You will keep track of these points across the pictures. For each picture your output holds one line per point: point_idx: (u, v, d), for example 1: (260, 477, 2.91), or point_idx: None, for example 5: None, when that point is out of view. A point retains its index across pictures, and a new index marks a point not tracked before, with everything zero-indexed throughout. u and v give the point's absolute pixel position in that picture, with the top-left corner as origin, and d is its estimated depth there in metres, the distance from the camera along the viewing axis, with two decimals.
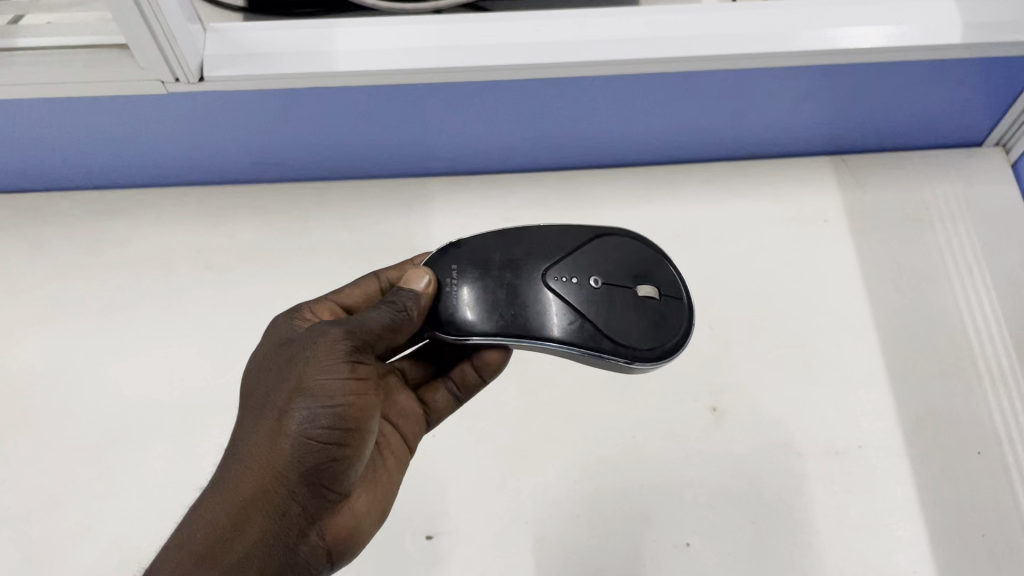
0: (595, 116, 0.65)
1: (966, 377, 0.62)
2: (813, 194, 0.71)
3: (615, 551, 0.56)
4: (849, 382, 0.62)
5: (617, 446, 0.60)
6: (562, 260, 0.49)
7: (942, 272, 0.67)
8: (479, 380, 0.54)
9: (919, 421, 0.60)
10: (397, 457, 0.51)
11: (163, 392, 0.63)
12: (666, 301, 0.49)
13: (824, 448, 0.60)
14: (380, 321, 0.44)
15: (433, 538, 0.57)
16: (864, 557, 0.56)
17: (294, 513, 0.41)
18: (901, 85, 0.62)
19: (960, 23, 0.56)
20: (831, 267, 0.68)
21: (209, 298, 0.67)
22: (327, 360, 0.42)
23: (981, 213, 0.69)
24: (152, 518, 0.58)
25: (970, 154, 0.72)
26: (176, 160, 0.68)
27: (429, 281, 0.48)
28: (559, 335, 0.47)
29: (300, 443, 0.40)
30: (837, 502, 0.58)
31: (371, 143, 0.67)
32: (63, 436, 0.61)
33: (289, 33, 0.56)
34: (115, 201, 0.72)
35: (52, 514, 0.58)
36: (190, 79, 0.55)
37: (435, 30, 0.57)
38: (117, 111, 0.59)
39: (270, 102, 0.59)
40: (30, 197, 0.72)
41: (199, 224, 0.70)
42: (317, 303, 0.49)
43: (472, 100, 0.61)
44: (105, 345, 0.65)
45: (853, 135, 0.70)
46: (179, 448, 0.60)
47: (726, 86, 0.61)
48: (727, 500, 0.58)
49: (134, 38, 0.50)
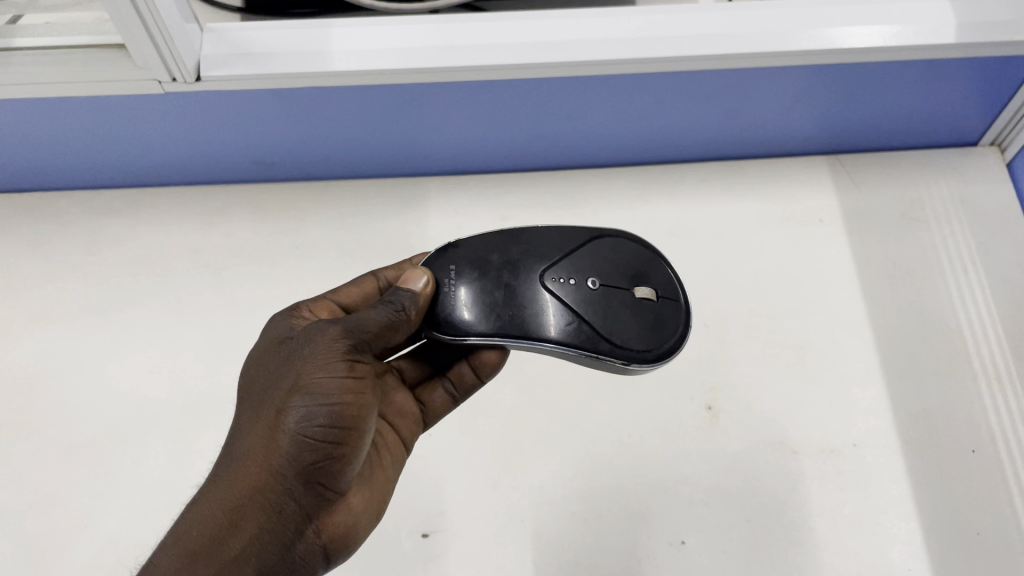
0: (592, 115, 0.65)
1: (960, 375, 0.62)
2: (808, 193, 0.71)
3: (612, 549, 0.56)
4: (845, 381, 0.62)
5: (614, 444, 0.60)
6: (560, 260, 0.49)
7: (937, 271, 0.67)
8: (476, 380, 0.54)
9: (914, 419, 0.60)
10: (395, 456, 0.51)
11: (160, 391, 0.63)
12: (664, 303, 0.49)
13: (820, 446, 0.60)
14: (378, 321, 0.44)
15: (428, 536, 0.57)
16: (859, 554, 0.56)
17: (290, 511, 0.41)
18: (896, 84, 0.62)
19: (954, 22, 0.56)
20: (826, 266, 0.68)
21: (206, 297, 0.67)
22: (324, 358, 0.42)
23: (977, 212, 0.70)
24: (149, 516, 0.58)
25: (966, 154, 0.73)
26: (174, 160, 0.68)
27: (427, 281, 0.48)
28: (556, 336, 0.47)
29: (297, 441, 0.40)
30: (832, 500, 0.58)
31: (368, 143, 0.68)
32: (61, 435, 0.61)
33: (287, 33, 0.56)
34: (114, 200, 0.72)
35: (49, 513, 0.58)
36: (187, 79, 0.55)
37: (432, 29, 0.57)
38: (114, 110, 0.59)
39: (267, 101, 0.59)
40: (28, 196, 0.72)
41: (196, 224, 0.70)
42: (316, 302, 0.49)
43: (469, 100, 0.62)
44: (102, 344, 0.65)
45: (848, 135, 0.71)
46: (176, 447, 0.60)
47: (722, 85, 0.61)
48: (722, 498, 0.58)
49: (131, 38, 0.50)
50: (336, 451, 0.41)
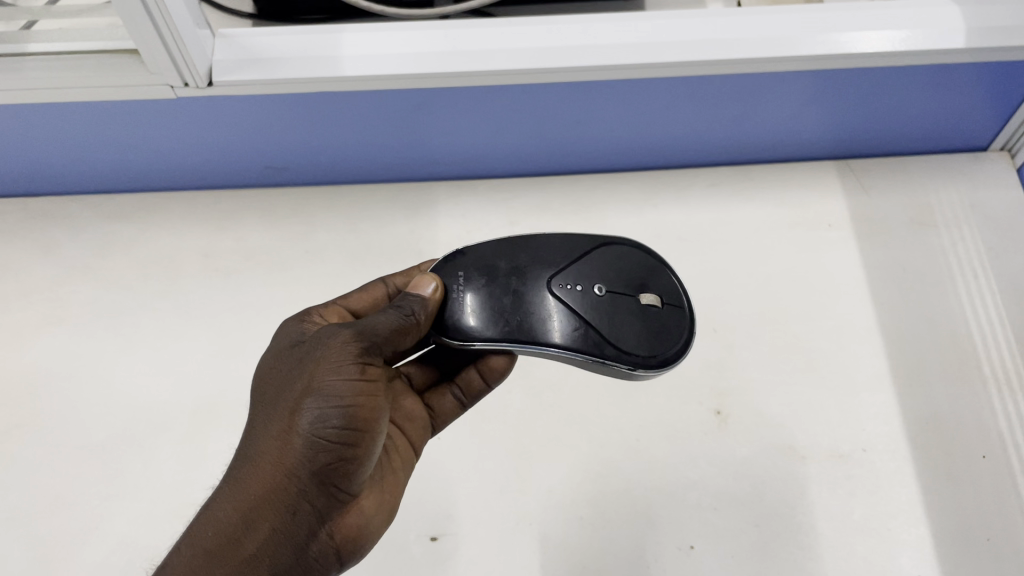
0: (600, 120, 0.66)
1: (970, 381, 0.62)
2: (817, 197, 0.71)
3: (619, 553, 0.56)
4: (854, 386, 0.62)
5: (622, 449, 0.60)
6: (566, 267, 0.50)
7: (947, 276, 0.67)
8: (484, 386, 0.54)
9: (923, 425, 0.60)
10: (404, 459, 0.51)
11: (172, 393, 0.63)
12: (669, 310, 0.49)
13: (829, 451, 0.60)
14: (389, 324, 0.44)
15: (437, 540, 0.57)
16: (867, 560, 0.56)
17: (304, 513, 0.41)
18: (904, 89, 0.62)
19: (964, 27, 0.56)
20: (835, 271, 0.68)
21: (217, 299, 0.68)
22: (337, 361, 0.42)
23: (986, 217, 0.69)
24: (160, 518, 0.58)
25: (976, 159, 0.73)
26: (185, 165, 0.69)
27: (436, 286, 0.48)
28: (562, 341, 0.47)
29: (311, 443, 0.40)
30: (841, 505, 0.58)
31: (377, 147, 0.68)
32: (73, 436, 0.62)
33: (297, 39, 0.56)
34: (125, 204, 0.72)
35: (61, 513, 0.59)
36: (199, 83, 0.56)
37: (440, 34, 0.57)
38: (127, 115, 0.60)
39: (277, 106, 0.60)
40: (41, 200, 0.73)
41: (207, 227, 0.71)
42: (326, 307, 0.50)
43: (477, 105, 0.62)
44: (114, 346, 0.66)
45: (856, 140, 0.71)
46: (186, 449, 0.61)
47: (730, 90, 0.61)
48: (730, 503, 0.58)
49: (142, 41, 0.50)
50: (349, 452, 0.41)
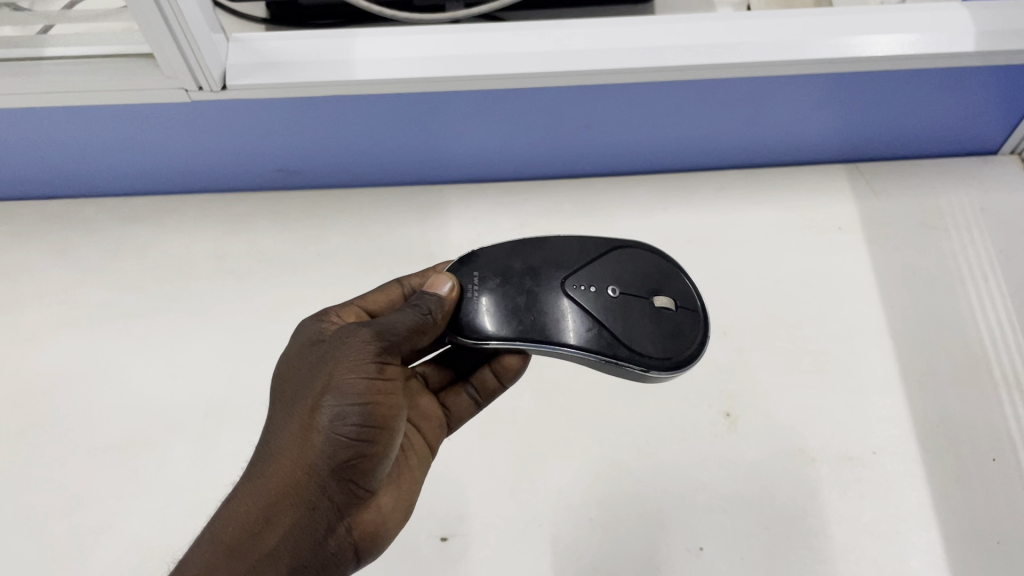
0: (610, 124, 0.66)
1: (980, 383, 0.62)
2: (827, 201, 0.72)
3: (628, 555, 0.57)
4: (864, 390, 0.62)
5: (633, 451, 0.60)
6: (580, 269, 0.50)
7: (956, 280, 0.67)
8: (499, 386, 0.55)
9: (933, 429, 0.60)
10: (420, 457, 0.51)
11: (184, 394, 0.64)
12: (683, 313, 0.49)
13: (838, 454, 0.60)
14: (407, 323, 0.45)
15: (447, 540, 0.57)
16: (877, 562, 0.56)
17: (323, 508, 0.42)
18: (913, 93, 0.62)
19: (974, 31, 0.56)
20: (844, 274, 0.68)
21: (229, 301, 0.68)
22: (356, 359, 0.42)
23: (996, 221, 0.70)
24: (174, 517, 0.59)
25: (985, 162, 0.73)
26: (198, 168, 0.69)
27: (452, 285, 0.48)
28: (576, 341, 0.47)
29: (331, 440, 0.41)
30: (851, 507, 0.58)
31: (387, 150, 0.69)
32: (86, 438, 0.62)
33: (311, 43, 0.57)
34: (139, 207, 0.73)
35: (74, 514, 0.59)
36: (213, 87, 0.56)
37: (452, 38, 0.57)
38: (142, 118, 0.61)
39: (290, 109, 0.60)
40: (55, 203, 0.73)
41: (220, 230, 0.71)
42: (343, 307, 0.50)
43: (488, 108, 0.62)
44: (127, 348, 0.66)
45: (865, 144, 0.71)
46: (199, 450, 0.61)
47: (740, 93, 0.62)
48: (740, 505, 0.58)
49: (157, 46, 0.51)
50: (368, 449, 0.41)
